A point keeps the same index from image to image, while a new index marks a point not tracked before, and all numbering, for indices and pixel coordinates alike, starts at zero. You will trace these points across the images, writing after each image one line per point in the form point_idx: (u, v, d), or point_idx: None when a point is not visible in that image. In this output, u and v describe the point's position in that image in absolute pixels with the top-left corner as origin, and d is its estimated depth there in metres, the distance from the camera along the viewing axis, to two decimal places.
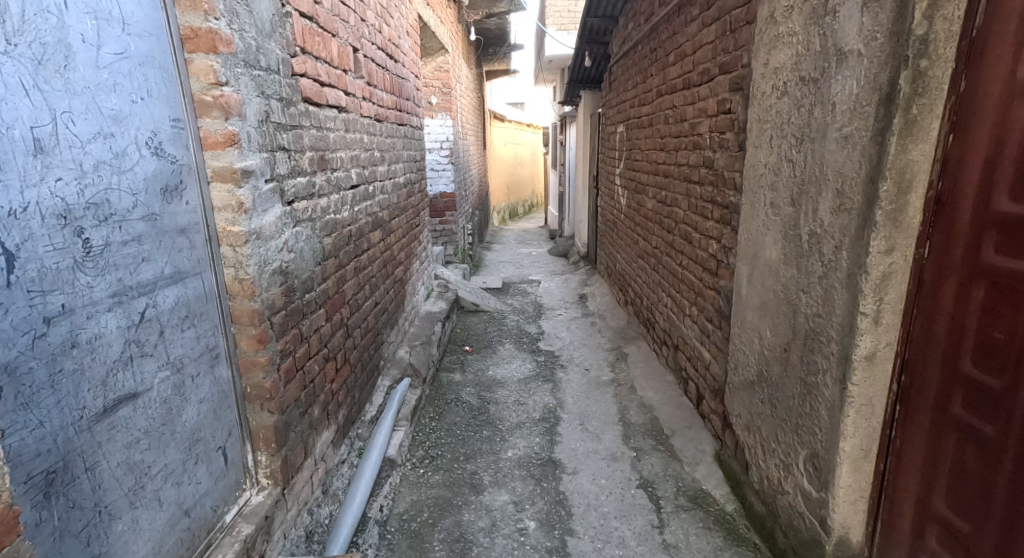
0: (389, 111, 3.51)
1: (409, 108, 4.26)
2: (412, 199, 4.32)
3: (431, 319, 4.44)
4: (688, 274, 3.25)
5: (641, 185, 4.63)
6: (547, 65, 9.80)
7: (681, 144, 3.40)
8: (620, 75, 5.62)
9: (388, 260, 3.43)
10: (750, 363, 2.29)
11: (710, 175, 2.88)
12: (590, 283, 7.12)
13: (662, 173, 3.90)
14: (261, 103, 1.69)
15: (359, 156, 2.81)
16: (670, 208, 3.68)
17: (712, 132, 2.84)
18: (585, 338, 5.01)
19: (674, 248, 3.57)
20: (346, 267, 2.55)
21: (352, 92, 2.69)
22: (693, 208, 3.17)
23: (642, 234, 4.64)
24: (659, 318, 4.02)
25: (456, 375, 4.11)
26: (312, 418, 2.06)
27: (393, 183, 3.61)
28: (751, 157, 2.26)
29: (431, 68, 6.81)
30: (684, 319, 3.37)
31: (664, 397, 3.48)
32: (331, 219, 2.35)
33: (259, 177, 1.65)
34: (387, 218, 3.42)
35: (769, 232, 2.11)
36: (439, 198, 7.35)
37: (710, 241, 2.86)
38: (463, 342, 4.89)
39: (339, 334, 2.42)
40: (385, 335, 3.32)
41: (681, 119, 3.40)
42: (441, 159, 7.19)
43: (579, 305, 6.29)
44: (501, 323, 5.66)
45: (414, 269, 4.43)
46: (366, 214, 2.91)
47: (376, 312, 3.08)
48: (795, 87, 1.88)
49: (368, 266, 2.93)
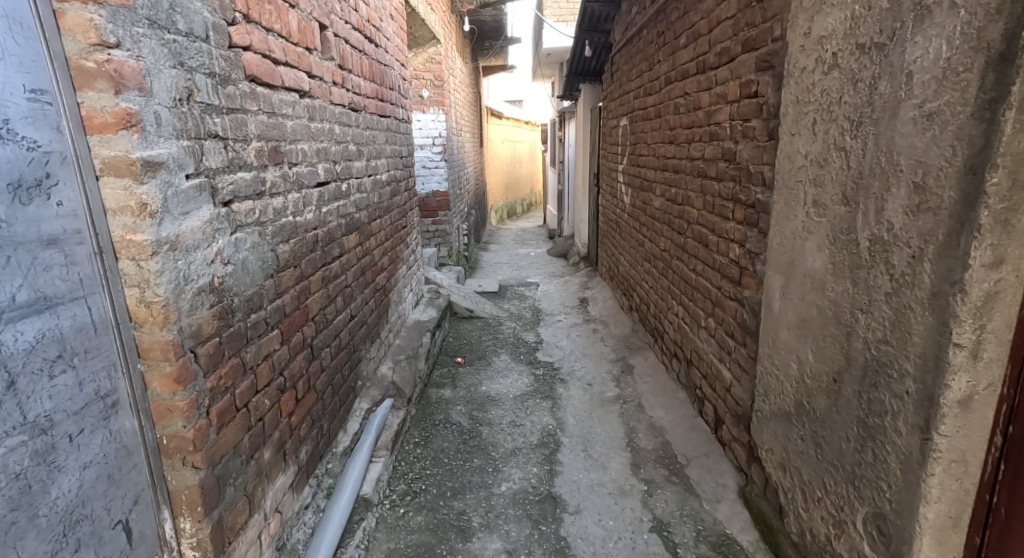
0: (368, 100, 3.16)
1: (393, 99, 3.91)
2: (397, 198, 3.97)
3: (419, 329, 4.09)
4: (704, 281, 2.90)
5: (647, 184, 4.28)
6: (546, 58, 9.45)
7: (694, 136, 3.05)
8: (622, 65, 5.28)
9: (367, 267, 3.08)
10: (784, 391, 1.94)
11: (730, 169, 2.53)
12: (590, 287, 6.78)
13: (671, 168, 3.56)
14: (179, 77, 1.33)
15: (328, 150, 2.46)
16: (681, 208, 3.34)
17: (734, 120, 2.49)
18: (586, 348, 4.66)
19: (687, 253, 3.22)
20: (311, 277, 2.20)
21: (319, 75, 2.34)
22: (709, 208, 2.83)
23: (648, 235, 4.29)
24: (669, 327, 3.67)
25: (446, 392, 3.76)
26: (261, 464, 1.71)
27: (373, 181, 3.26)
28: (787, 147, 1.91)
29: (421, 59, 6.49)
30: (698, 331, 3.03)
31: (677, 418, 3.13)
32: (289, 223, 1.99)
33: (174, 171, 1.29)
34: (366, 220, 3.07)
35: (810, 236, 1.77)
36: (432, 196, 6.98)
37: (731, 245, 2.52)
38: (455, 353, 4.53)
39: (301, 358, 2.07)
40: (364, 352, 2.97)
41: (694, 108, 3.05)
42: (434, 155, 6.83)
43: (579, 310, 5.95)
44: (496, 331, 5.30)
45: (401, 275, 4.08)
46: (338, 216, 2.56)
47: (352, 327, 2.73)
48: (848, 59, 1.54)
49: (342, 276, 2.59)
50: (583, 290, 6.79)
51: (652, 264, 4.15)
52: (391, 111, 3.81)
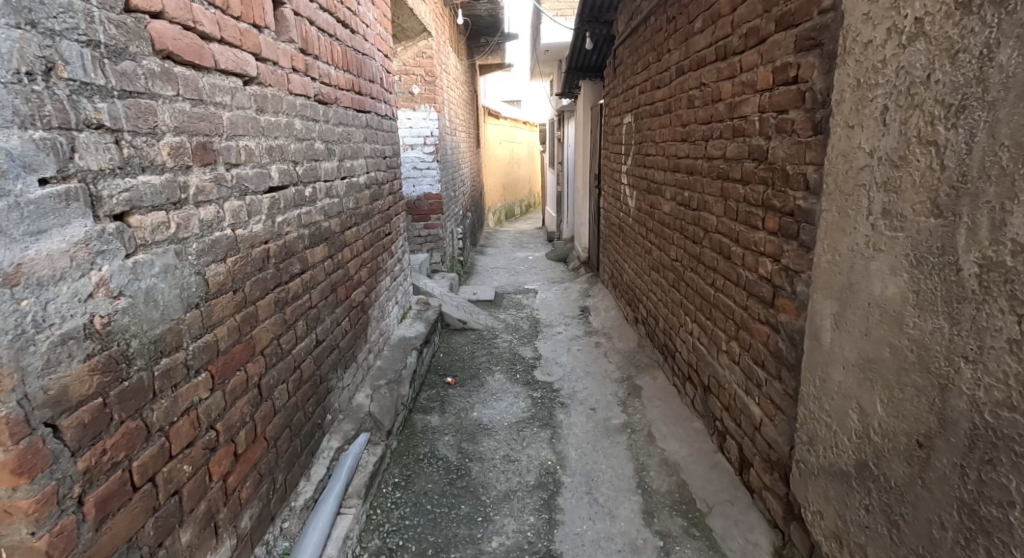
0: (341, 92, 2.79)
1: (374, 93, 3.54)
2: (380, 203, 3.60)
3: (404, 347, 3.72)
4: (727, 299, 2.53)
5: (655, 187, 3.92)
6: (544, 54, 9.08)
7: (713, 132, 2.68)
8: (626, 57, 4.93)
9: (339, 282, 2.71)
10: (838, 445, 1.57)
11: (759, 169, 2.16)
12: (591, 295, 6.42)
13: (683, 169, 3.19)
14: (27, 46, 0.98)
15: (284, 148, 2.08)
16: (696, 214, 2.98)
17: (764, 112, 2.12)
18: (588, 365, 4.29)
19: (704, 264, 2.86)
20: (259, 301, 1.83)
21: (270, 58, 1.97)
22: (732, 215, 2.46)
23: (656, 242, 3.93)
24: (682, 346, 3.30)
25: (433, 419, 3.39)
26: (179, 549, 1.34)
27: (348, 184, 2.89)
28: (841, 142, 1.54)
29: (411, 53, 6.11)
30: (718, 355, 2.66)
31: (693, 453, 2.76)
32: (223, 237, 1.61)
33: (11, 173, 0.94)
34: (338, 230, 2.70)
35: (878, 254, 1.40)
36: (423, 199, 6.59)
37: (761, 259, 2.16)
38: (445, 372, 4.16)
39: (243, 403, 1.69)
40: (335, 380, 2.60)
41: (713, 100, 2.68)
42: (425, 155, 6.43)
43: (580, 321, 5.58)
44: (491, 344, 4.93)
45: (384, 287, 3.70)
46: (297, 225, 2.18)
47: (318, 354, 2.36)
48: (941, 24, 1.17)
49: (302, 297, 2.21)
50: (584, 298, 6.43)
51: (661, 275, 3.78)
52: (370, 105, 3.44)
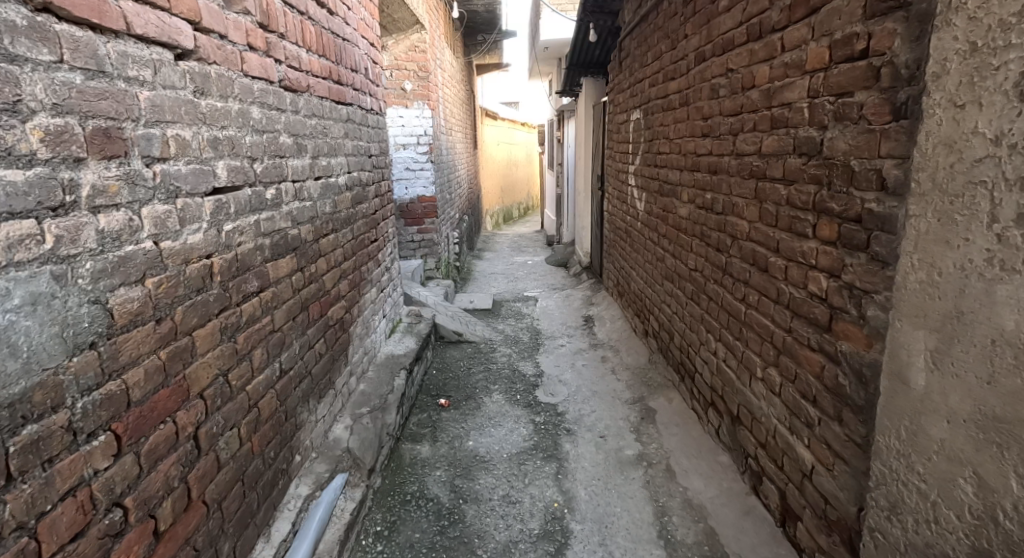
0: (315, 80, 2.44)
1: (357, 84, 3.19)
2: (364, 206, 3.25)
3: (392, 367, 3.35)
4: (764, 319, 2.18)
5: (669, 189, 3.59)
6: (543, 52, 8.77)
7: (744, 124, 2.34)
8: (634, 49, 4.60)
9: (312, 299, 2.34)
10: (941, 522, 1.22)
11: (810, 166, 1.81)
12: (595, 303, 6.06)
13: (706, 167, 2.84)
14: None
15: (235, 140, 1.72)
16: (721, 218, 2.64)
17: (816, 96, 1.77)
18: (595, 384, 3.93)
19: (732, 276, 2.51)
20: (199, 331, 1.47)
21: (215, 30, 1.60)
22: (771, 220, 2.11)
23: (669, 249, 3.60)
24: (703, 367, 2.95)
25: (423, 449, 3.02)
26: None
27: (323, 185, 2.53)
28: (944, 128, 1.19)
29: (403, 47, 5.76)
30: (751, 382, 2.31)
31: (722, 495, 2.40)
32: (140, 252, 1.24)
33: None
34: (310, 239, 2.33)
35: (1010, 276, 1.05)
36: (416, 202, 6.23)
37: (812, 273, 1.80)
38: (438, 392, 3.79)
39: (169, 464, 1.32)
40: (305, 414, 2.23)
41: (745, 88, 2.34)
42: (418, 156, 6.07)
43: (584, 333, 5.21)
44: (489, 359, 4.56)
45: (369, 300, 3.35)
46: (254, 235, 1.82)
47: (282, 387, 1.99)
48: None
49: (261, 320, 1.85)
50: (587, 307, 6.07)
51: (677, 285, 3.43)
52: (353, 98, 3.09)
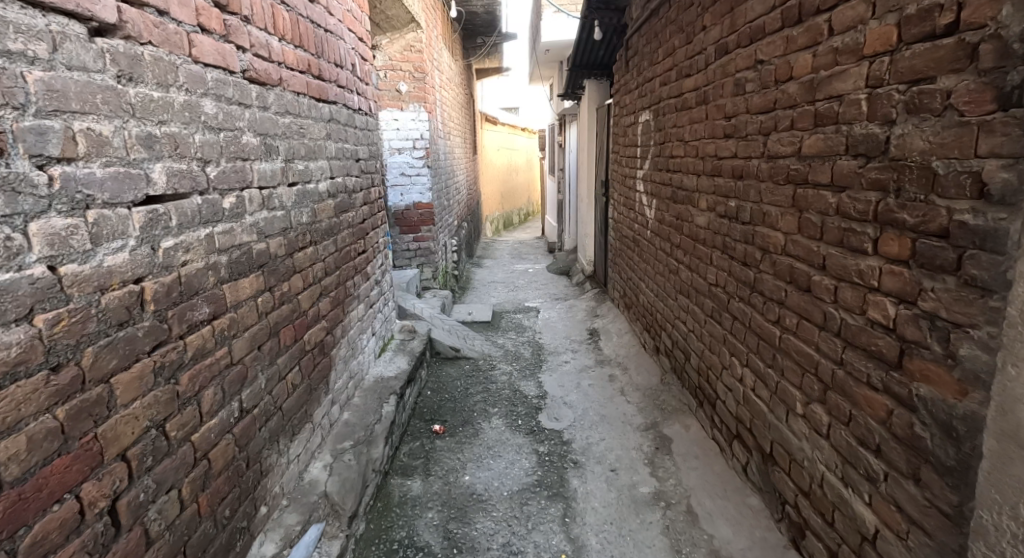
0: (290, 72, 2.16)
1: (343, 80, 2.91)
2: (350, 214, 2.96)
3: (380, 392, 3.06)
4: (806, 347, 1.88)
5: (684, 195, 3.31)
6: (544, 54, 8.52)
7: (778, 122, 2.06)
8: (644, 46, 4.33)
9: (283, 323, 2.04)
10: None
11: (869, 169, 1.52)
12: (600, 315, 5.77)
13: (730, 172, 2.56)
14: None
15: (181, 139, 1.42)
16: (749, 229, 2.36)
17: (877, 85, 1.48)
18: (603, 408, 3.63)
19: (763, 295, 2.22)
20: (125, 376, 1.18)
21: (151, 3, 1.31)
22: (815, 231, 1.82)
23: (685, 260, 3.31)
24: (726, 394, 2.65)
25: (414, 485, 2.72)
26: None
27: (300, 192, 2.24)
28: None
29: (399, 47, 5.48)
30: (788, 417, 2.01)
31: (755, 549, 2.09)
32: (24, 281, 0.97)
33: None
34: (281, 254, 2.04)
35: None
36: (412, 209, 5.93)
37: (873, 298, 1.51)
38: (432, 418, 3.50)
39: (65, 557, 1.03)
40: (274, 457, 1.93)
41: (779, 82, 2.06)
42: (414, 160, 5.78)
43: (589, 348, 4.92)
44: (488, 379, 4.26)
45: (356, 317, 3.05)
46: (206, 253, 1.53)
47: (242, 430, 1.69)
48: None
49: (215, 354, 1.55)
50: (591, 319, 5.77)
51: (695, 301, 3.13)
52: (337, 95, 2.81)
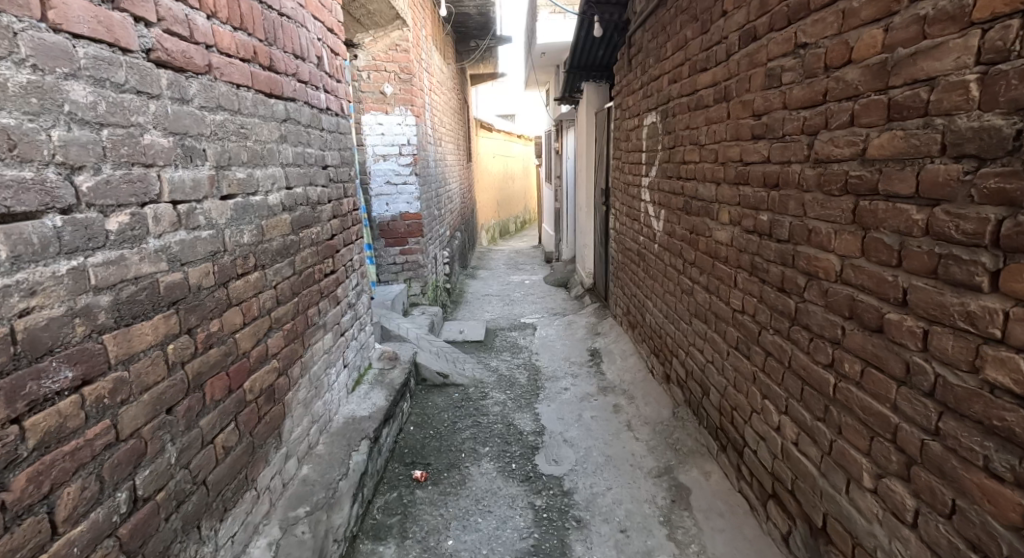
0: (224, 59, 1.75)
1: (305, 73, 2.51)
2: (313, 230, 2.55)
3: (351, 436, 2.64)
4: (877, 404, 1.47)
5: (701, 206, 2.91)
6: (539, 56, 8.17)
7: (831, 118, 1.65)
8: (650, 41, 3.94)
9: (210, 374, 1.61)
10: None
11: (982, 179, 1.16)
12: (601, 334, 5.34)
13: (762, 180, 2.16)
14: None
15: (21, 136, 1.04)
16: (789, 248, 1.96)
17: (993, 67, 1.12)
18: (607, 447, 3.21)
19: (811, 330, 1.81)
20: None
21: None
22: (889, 256, 1.41)
23: (702, 281, 2.91)
24: (758, 443, 2.23)
25: (387, 553, 2.30)
26: None
27: (239, 207, 1.84)
28: None
29: (383, 46, 5.09)
30: (850, 489, 1.60)
31: None
32: None
33: None
34: (208, 285, 1.61)
35: None
36: (399, 220, 5.50)
37: (991, 354, 1.14)
38: (413, 461, 3.08)
39: None
40: (194, 549, 1.50)
41: (830, 67, 1.66)
42: (400, 168, 5.37)
43: (591, 372, 4.50)
44: (478, 410, 3.83)
45: (322, 349, 2.63)
46: (72, 295, 1.11)
47: (138, 528, 1.27)
48: None
49: (85, 434, 1.13)
50: (592, 338, 5.35)
51: (716, 328, 2.72)
52: (298, 92, 2.41)
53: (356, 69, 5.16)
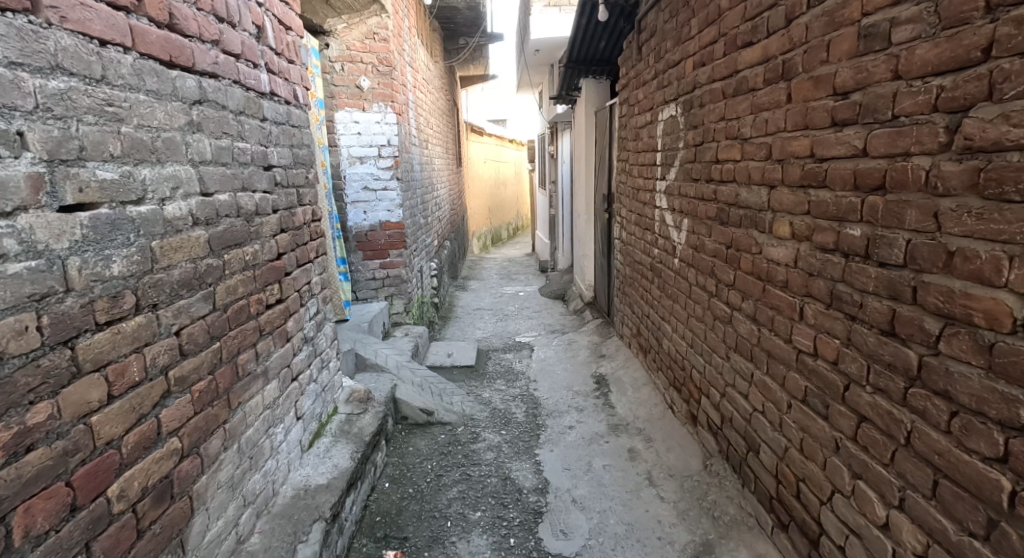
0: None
1: (237, 46, 1.93)
2: (247, 250, 1.95)
3: (301, 517, 2.03)
4: None
5: (744, 215, 2.33)
6: (532, 55, 7.64)
7: (1004, 81, 1.13)
8: (667, 21, 3.38)
9: (16, 498, 1.01)
10: None
11: None
12: (607, 358, 4.74)
13: (851, 179, 1.58)
14: None
15: None
16: (904, 274, 1.38)
17: None
18: (625, 511, 2.62)
19: (954, 402, 1.25)
20: None
21: None
22: None
23: (747, 308, 2.33)
24: (848, 538, 1.65)
25: None
26: None
27: (109, 226, 1.25)
28: None
29: (358, 34, 4.50)
30: None
31: None
32: None
33: None
34: (17, 351, 1.03)
35: None
36: (378, 230, 4.89)
37: None
38: (384, 535, 2.52)
39: None
40: None
41: (1003, 6, 1.13)
42: (379, 171, 4.78)
43: (598, 405, 3.90)
44: (470, 457, 3.23)
45: (263, 404, 2.02)
46: None
47: None
48: None
49: None
50: (597, 361, 4.75)
51: (771, 371, 2.13)
52: (225, 70, 1.84)
53: (328, 60, 4.54)
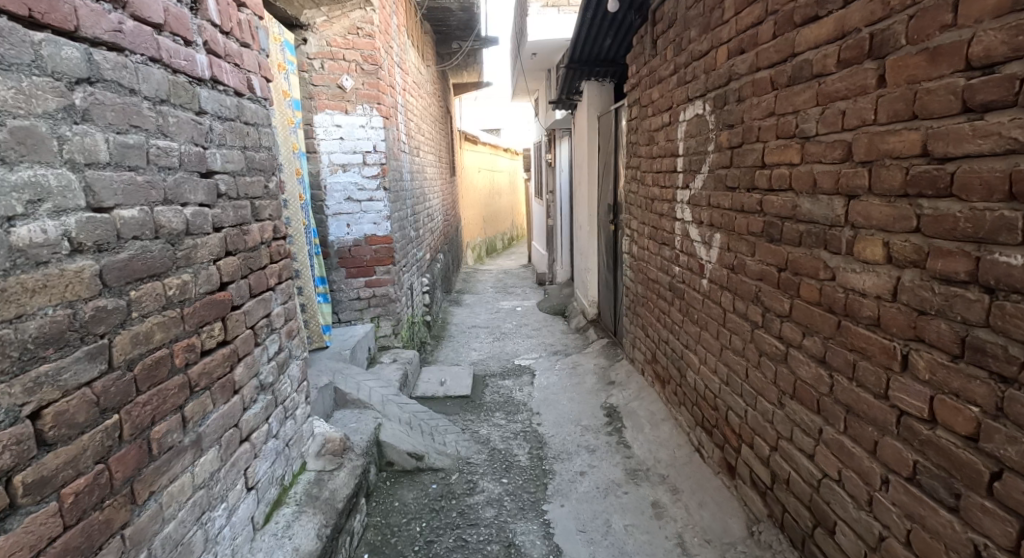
0: None
1: (158, 13, 1.46)
2: (171, 280, 1.46)
3: None
4: None
5: (806, 231, 1.87)
6: (529, 59, 7.20)
7: None
8: (691, 7, 2.94)
9: None
10: None
11: None
12: (617, 386, 4.24)
13: (1004, 180, 1.17)
14: None
15: None
16: None
17: None
18: None
19: None
20: None
21: None
22: None
23: (812, 348, 1.86)
24: None
25: None
26: None
27: None
28: None
29: (341, 28, 4.06)
30: None
31: None
32: None
33: None
34: None
35: None
36: (363, 245, 4.41)
37: None
38: None
39: None
40: None
41: None
42: (364, 180, 4.31)
43: (613, 444, 3.41)
44: (466, 515, 2.74)
45: (195, 484, 1.54)
46: None
47: None
48: None
49: None
50: (606, 390, 4.25)
51: (851, 431, 1.66)
52: (139, 40, 1.38)
53: (306, 57, 4.08)
